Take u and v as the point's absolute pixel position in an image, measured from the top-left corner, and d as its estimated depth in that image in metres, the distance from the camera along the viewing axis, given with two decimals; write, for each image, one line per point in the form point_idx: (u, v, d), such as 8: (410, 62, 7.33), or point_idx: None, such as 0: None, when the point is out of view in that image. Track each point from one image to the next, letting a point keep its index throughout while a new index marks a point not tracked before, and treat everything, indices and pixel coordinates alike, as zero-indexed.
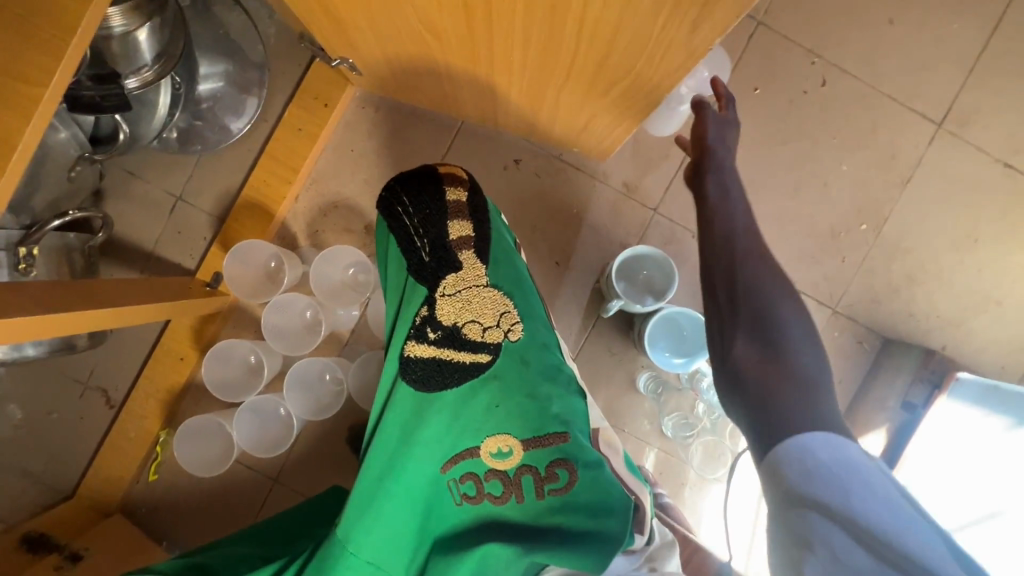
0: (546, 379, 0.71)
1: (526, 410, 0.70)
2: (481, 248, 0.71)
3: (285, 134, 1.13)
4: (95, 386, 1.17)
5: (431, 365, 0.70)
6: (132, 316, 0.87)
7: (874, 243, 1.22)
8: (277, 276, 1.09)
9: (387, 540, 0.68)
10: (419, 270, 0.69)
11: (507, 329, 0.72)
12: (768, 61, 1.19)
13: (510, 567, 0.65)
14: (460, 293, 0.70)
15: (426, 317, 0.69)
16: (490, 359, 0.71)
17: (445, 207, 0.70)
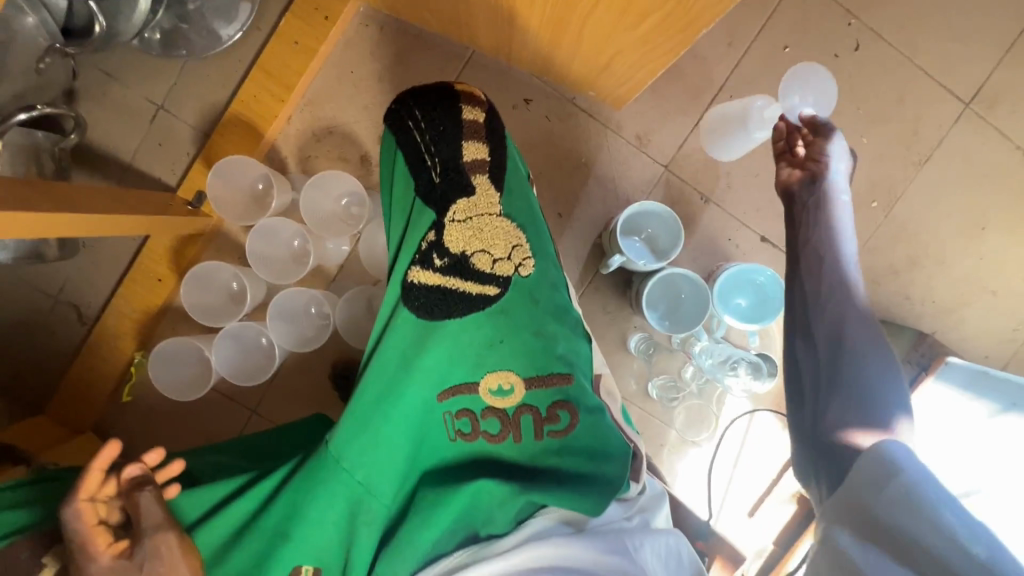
0: (554, 318, 0.67)
1: (531, 349, 0.66)
2: (496, 174, 0.66)
3: (282, 47, 1.04)
4: (67, 301, 1.12)
5: (435, 293, 0.64)
6: (108, 223, 0.81)
7: (882, 222, 1.19)
8: (263, 199, 1.02)
9: (379, 466, 0.63)
10: (428, 193, 0.64)
11: (519, 263, 0.66)
12: (802, 18, 1.12)
13: (505, 506, 0.63)
14: (471, 220, 0.64)
15: (433, 242, 0.64)
16: (500, 292, 0.66)
17: (460, 126, 0.64)
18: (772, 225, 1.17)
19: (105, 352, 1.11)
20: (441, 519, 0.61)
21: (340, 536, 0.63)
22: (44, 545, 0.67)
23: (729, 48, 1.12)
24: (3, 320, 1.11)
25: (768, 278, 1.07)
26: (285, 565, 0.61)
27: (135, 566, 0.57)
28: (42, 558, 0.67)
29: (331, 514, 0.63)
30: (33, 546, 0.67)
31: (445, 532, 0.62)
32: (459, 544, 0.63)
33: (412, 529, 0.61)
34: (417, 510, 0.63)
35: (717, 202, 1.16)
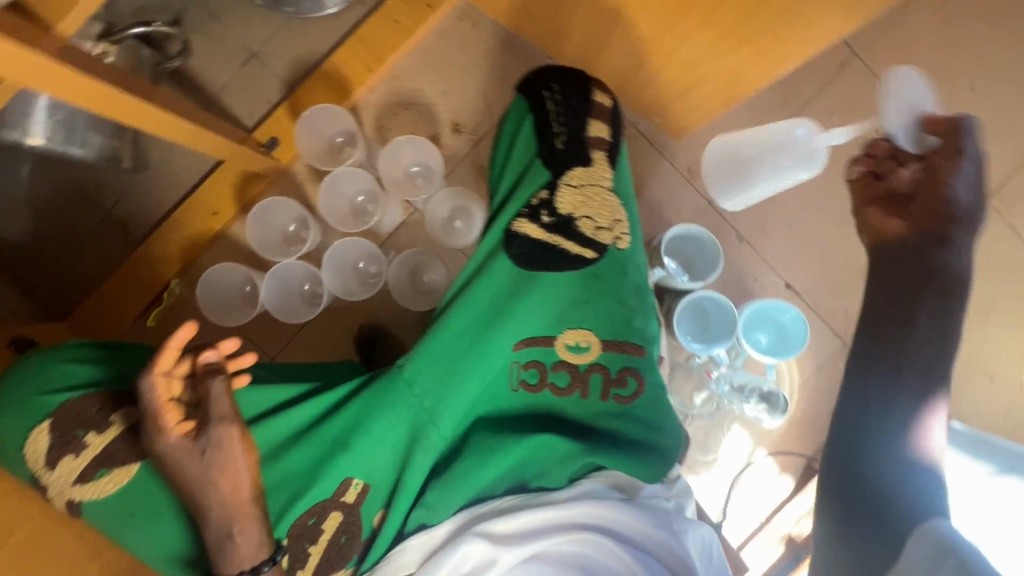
0: (638, 293, 0.69)
1: (613, 314, 0.69)
2: (612, 153, 0.71)
3: (382, 23, 1.12)
4: (117, 217, 1.15)
5: (536, 247, 0.68)
6: (190, 138, 0.86)
7: None
8: (338, 152, 1.09)
9: (449, 396, 0.67)
10: (549, 156, 0.69)
11: (618, 237, 0.70)
12: (852, 93, 1.23)
13: (563, 460, 0.65)
14: (583, 187, 0.68)
15: (544, 200, 0.69)
16: (596, 257, 0.69)
17: (591, 105, 0.70)
18: (797, 274, 1.24)
19: (143, 272, 1.13)
20: (497, 463, 0.64)
21: (396, 457, 0.67)
22: (113, 404, 0.73)
23: (783, 106, 1.22)
24: (52, 223, 1.14)
25: (789, 318, 1.13)
26: (338, 475, 0.65)
27: (197, 449, 0.58)
28: (109, 416, 0.72)
29: (392, 434, 0.67)
30: (103, 403, 0.73)
31: (498, 475, 0.64)
32: (509, 490, 0.65)
33: (467, 465, 0.64)
34: (474, 447, 0.65)
35: (751, 243, 1.24)
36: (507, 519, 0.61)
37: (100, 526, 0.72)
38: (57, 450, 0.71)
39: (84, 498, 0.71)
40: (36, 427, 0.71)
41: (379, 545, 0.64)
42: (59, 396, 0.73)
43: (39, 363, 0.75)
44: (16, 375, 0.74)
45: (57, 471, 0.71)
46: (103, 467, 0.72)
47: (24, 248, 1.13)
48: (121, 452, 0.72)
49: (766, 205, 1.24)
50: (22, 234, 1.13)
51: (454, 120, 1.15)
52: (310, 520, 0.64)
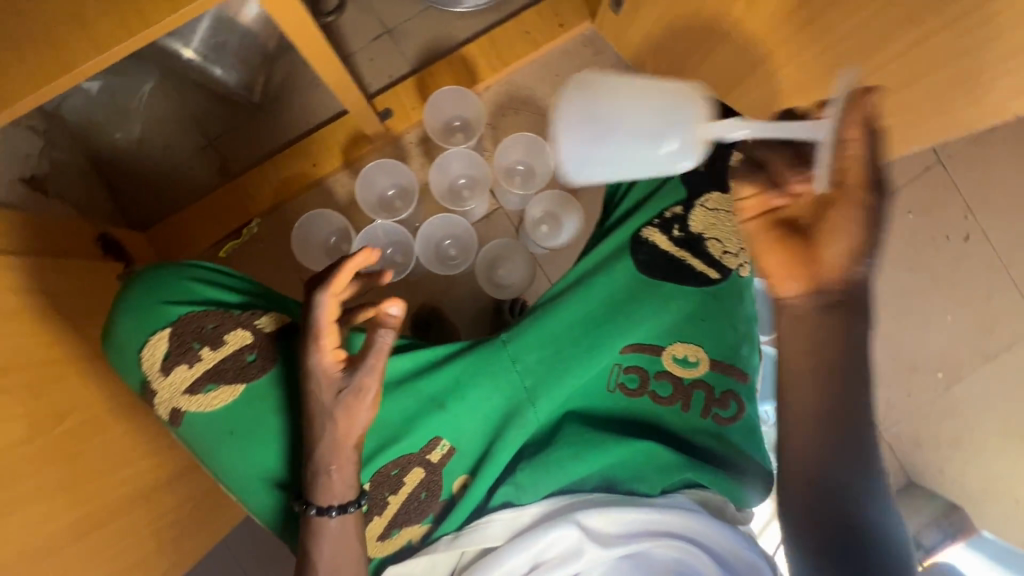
0: (750, 322, 0.74)
1: (724, 335, 0.73)
2: None
3: (514, 30, 1.19)
4: (218, 149, 1.19)
5: (661, 256, 0.74)
6: (337, 82, 0.93)
7: (940, 394, 1.28)
8: (451, 134, 1.15)
9: (551, 381, 0.72)
10: (690, 174, 0.74)
11: (742, 265, 0.75)
12: (929, 196, 1.28)
13: (664, 471, 0.68)
14: (718, 211, 0.73)
15: (677, 215, 0.74)
16: (719, 278, 0.74)
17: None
18: None
19: (230, 204, 1.16)
20: (584, 461, 0.68)
21: (486, 429, 0.73)
22: (228, 324, 0.75)
23: None
24: (157, 139, 1.18)
25: None
26: (429, 433, 0.72)
27: (336, 385, 0.64)
28: (224, 334, 0.74)
29: (489, 406, 0.73)
30: (218, 321, 0.75)
31: (587, 471, 0.69)
32: (596, 488, 0.68)
33: (557, 455, 0.69)
34: (566, 439, 0.69)
35: None
36: (602, 513, 0.63)
37: (198, 438, 0.75)
38: (173, 358, 0.73)
39: (190, 408, 0.74)
40: (156, 334, 0.73)
41: (457, 512, 0.69)
42: (180, 308, 0.74)
43: (160, 274, 0.77)
44: (139, 282, 0.77)
45: (169, 379, 0.73)
46: (212, 382, 0.74)
47: (125, 155, 1.17)
48: (231, 370, 0.74)
49: None
50: (126, 142, 1.17)
51: None
52: (393, 471, 0.71)
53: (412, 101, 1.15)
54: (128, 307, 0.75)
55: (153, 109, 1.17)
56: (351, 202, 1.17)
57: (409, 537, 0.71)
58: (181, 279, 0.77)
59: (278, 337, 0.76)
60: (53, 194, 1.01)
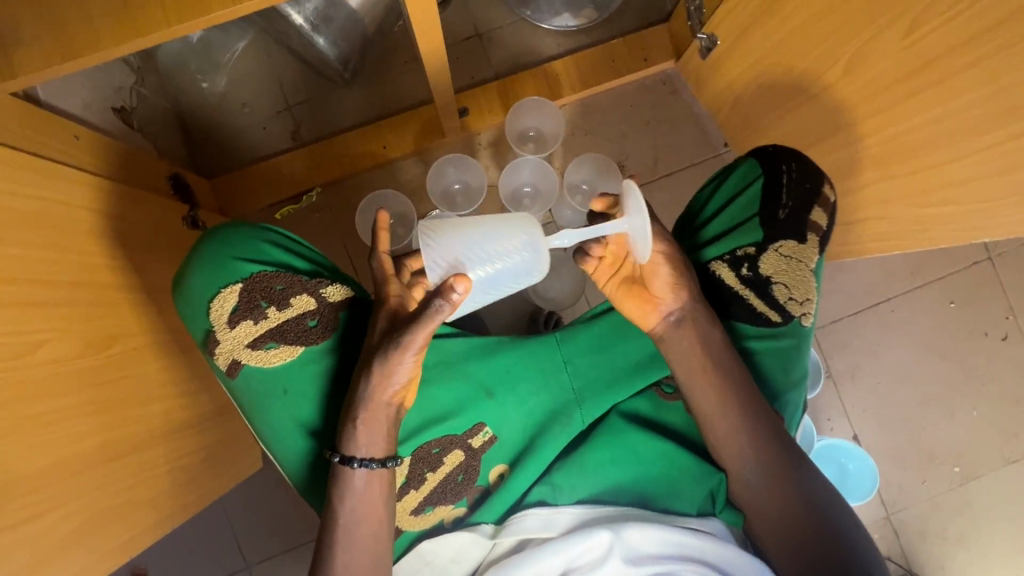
0: (799, 366, 0.78)
1: (772, 374, 0.78)
2: (824, 239, 0.78)
3: (601, 55, 1.22)
4: (294, 114, 1.22)
5: (727, 291, 0.79)
6: (434, 73, 0.95)
7: (955, 488, 1.24)
8: (524, 142, 1.18)
9: (596, 387, 0.77)
10: (769, 221, 0.77)
11: (804, 313, 0.78)
12: (977, 290, 1.27)
13: (693, 486, 0.72)
14: (789, 257, 0.77)
15: (749, 254, 0.78)
16: (779, 320, 0.78)
17: (820, 195, 0.78)
18: (867, 428, 1.26)
19: (294, 170, 1.18)
20: (620, 474, 0.73)
21: (529, 423, 0.77)
22: (296, 288, 0.77)
23: (910, 275, 1.28)
24: (239, 94, 1.22)
25: (859, 467, 1.19)
26: (475, 419, 0.75)
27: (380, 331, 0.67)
28: (290, 298, 0.76)
29: (535, 401, 0.77)
30: (287, 283, 0.76)
31: (623, 485, 0.73)
32: (631, 503, 0.72)
33: (594, 462, 0.74)
34: (605, 444, 0.74)
35: (835, 381, 1.27)
36: (642, 529, 0.67)
37: (251, 393, 0.76)
38: (240, 313, 0.75)
39: (250, 362, 0.75)
40: (228, 287, 0.75)
41: (497, 504, 0.74)
42: (253, 265, 0.76)
43: (235, 229, 0.78)
44: (215, 233, 0.78)
45: (233, 332, 0.75)
46: (274, 341, 0.76)
47: (207, 103, 1.21)
48: (293, 332, 0.76)
49: (862, 355, 1.28)
50: (211, 92, 1.21)
51: (621, 161, 1.23)
52: (434, 449, 0.74)
53: (490, 103, 1.18)
54: (201, 257, 0.76)
55: (243, 66, 1.21)
56: (411, 189, 1.20)
57: (441, 516, 0.75)
58: (253, 237, 0.78)
59: (340, 308, 0.78)
60: (136, 127, 1.04)
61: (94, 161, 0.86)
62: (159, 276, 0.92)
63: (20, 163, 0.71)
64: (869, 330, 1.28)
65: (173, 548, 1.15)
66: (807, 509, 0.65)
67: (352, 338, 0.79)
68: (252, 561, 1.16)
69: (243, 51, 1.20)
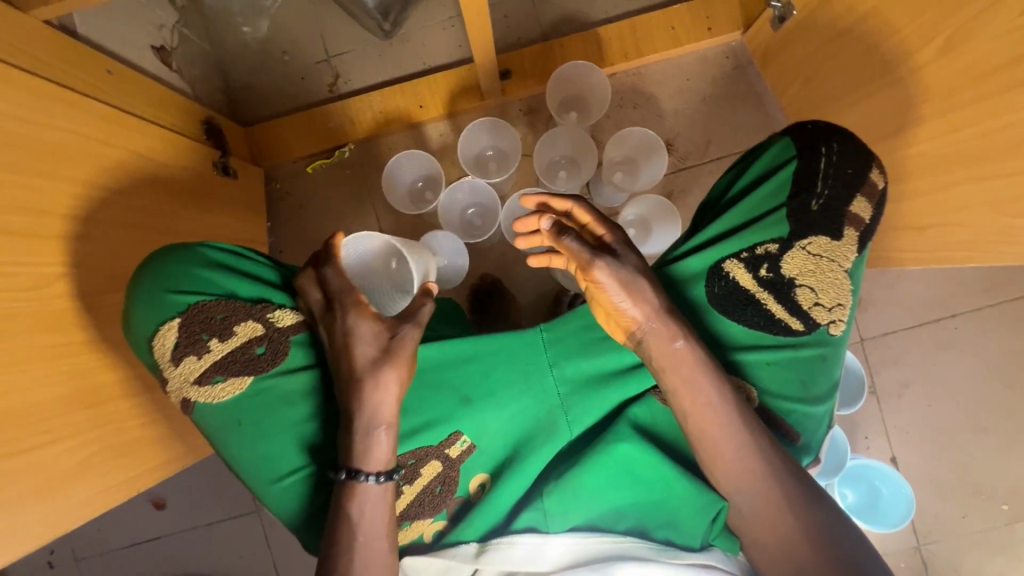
0: (820, 378, 0.70)
1: (788, 387, 0.69)
2: (864, 236, 0.68)
3: (660, 20, 1.12)
4: (333, 66, 1.18)
5: (741, 294, 0.70)
6: (476, 30, 0.89)
7: (1000, 527, 1.14)
8: (565, 109, 1.10)
9: (584, 396, 0.71)
10: (799, 214, 0.68)
11: (833, 320, 0.70)
12: None
13: (694, 516, 0.65)
14: (819, 257, 0.68)
15: (771, 253, 0.69)
16: (800, 329, 0.69)
17: (863, 183, 0.68)
18: (907, 452, 1.16)
19: (327, 125, 1.15)
20: (618, 495, 0.67)
21: (510, 432, 0.72)
22: (239, 315, 0.72)
23: (983, 292, 1.15)
24: (280, 41, 1.18)
25: (892, 491, 1.10)
26: (451, 428, 0.71)
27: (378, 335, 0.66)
28: (234, 326, 0.72)
29: (513, 408, 0.71)
30: (227, 312, 0.72)
31: (621, 508, 0.66)
32: (630, 530, 0.65)
33: (588, 486, 0.66)
34: (601, 464, 0.66)
35: (879, 398, 1.17)
36: (641, 565, 0.61)
37: (211, 428, 0.72)
38: (182, 349, 0.70)
39: (199, 400, 0.71)
40: (165, 324, 0.70)
41: (479, 520, 0.68)
42: (191, 295, 0.71)
43: (165, 259, 0.72)
44: (145, 267, 0.72)
45: (179, 369, 0.71)
46: (221, 374, 0.71)
47: (246, 49, 1.19)
48: (238, 362, 0.72)
49: (913, 373, 1.17)
50: (251, 38, 1.18)
51: (669, 139, 1.14)
52: (409, 461, 0.70)
53: (534, 67, 1.11)
54: (136, 292, 0.71)
55: (286, 12, 1.18)
56: (443, 153, 1.16)
57: (420, 531, 0.71)
58: (186, 266, 0.72)
59: (288, 332, 0.74)
60: (175, 68, 1.03)
61: (121, 96, 0.85)
62: (184, 221, 0.91)
63: (37, 90, 0.69)
64: (924, 348, 1.17)
65: (188, 484, 1.20)
66: (811, 535, 0.59)
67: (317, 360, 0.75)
68: (261, 507, 1.19)
69: None
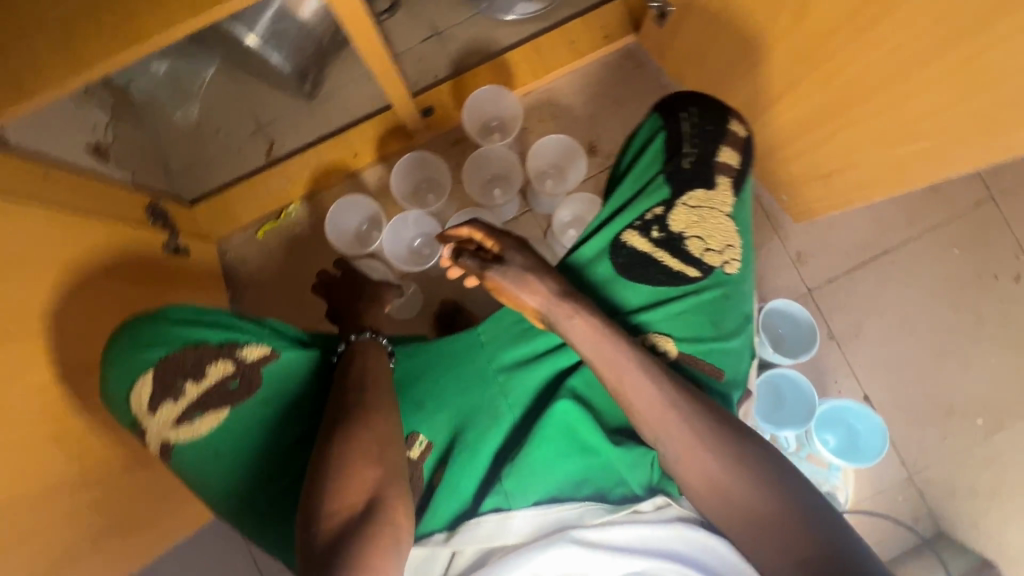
0: (731, 316, 0.75)
1: (700, 329, 0.74)
2: (737, 181, 0.74)
3: (558, 38, 1.21)
4: (267, 134, 1.24)
5: (640, 258, 0.74)
6: (384, 75, 0.95)
7: (980, 441, 1.18)
8: (490, 133, 1.17)
9: (521, 377, 0.74)
10: (673, 174, 0.73)
11: (726, 261, 0.75)
12: (979, 234, 1.22)
13: (634, 470, 0.67)
14: (700, 209, 0.73)
15: (657, 216, 0.73)
16: (698, 275, 0.75)
17: (726, 134, 0.74)
18: (878, 387, 1.21)
19: (270, 188, 1.21)
20: (568, 464, 0.68)
21: (459, 424, 0.73)
22: (208, 357, 0.73)
23: (908, 224, 1.23)
24: (213, 121, 1.25)
25: (868, 426, 1.14)
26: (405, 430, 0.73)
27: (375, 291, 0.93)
28: (206, 367, 0.73)
29: (463, 400, 0.74)
30: (198, 355, 0.73)
31: (573, 478, 0.67)
32: (589, 497, 0.67)
33: (540, 459, 0.67)
34: (546, 436, 0.68)
35: (839, 342, 1.23)
36: (598, 528, 0.61)
37: (189, 469, 0.74)
38: (159, 396, 0.72)
39: (181, 440, 0.73)
40: (141, 378, 0.72)
41: (442, 507, 0.68)
42: (161, 347, 0.72)
43: (137, 320, 0.74)
44: (121, 329, 0.74)
45: (158, 415, 0.73)
46: (199, 411, 0.73)
47: (181, 134, 1.25)
48: (216, 398, 0.74)
49: (863, 312, 1.23)
50: (184, 123, 1.25)
51: (592, 141, 1.22)
52: None
53: (454, 100, 1.19)
54: (112, 354, 0.73)
55: (213, 94, 1.25)
56: (383, 193, 1.22)
57: None
58: (154, 320, 0.74)
59: (259, 365, 0.75)
60: (114, 163, 1.08)
61: (59, 198, 0.87)
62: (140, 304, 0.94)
63: None
64: (867, 287, 1.23)
65: None
66: (748, 466, 0.58)
67: (284, 386, 0.76)
68: None
69: (211, 79, 1.24)
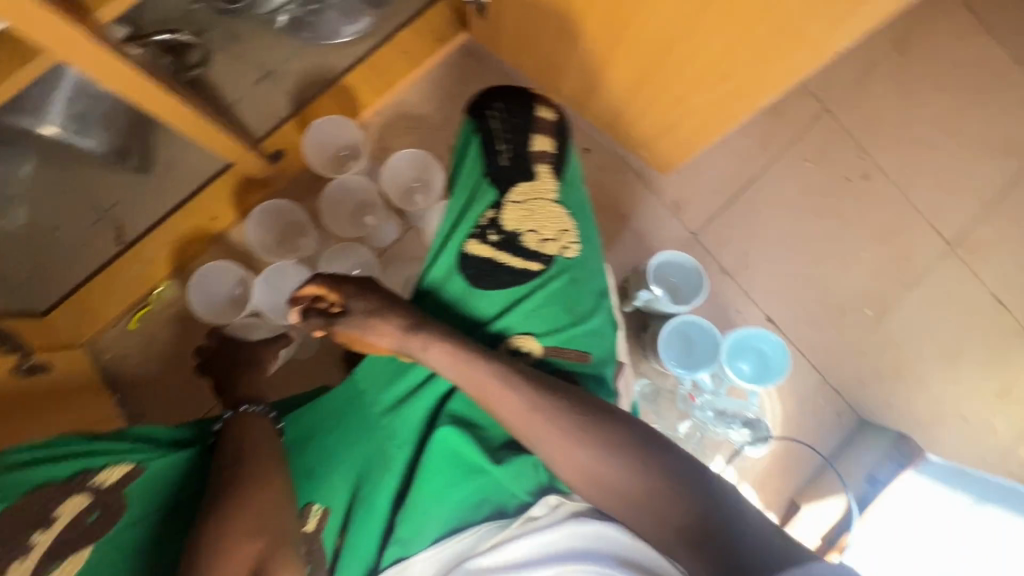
0: (582, 299, 0.79)
1: (557, 320, 0.78)
2: (556, 165, 0.78)
3: (392, 50, 1.19)
4: (111, 219, 1.13)
5: (485, 265, 0.76)
6: (195, 128, 0.91)
7: (873, 329, 1.28)
8: (344, 162, 1.18)
9: (403, 416, 0.75)
10: (495, 173, 0.76)
11: (564, 247, 0.78)
12: (825, 144, 1.31)
13: (522, 480, 0.71)
14: (526, 203, 0.76)
15: (490, 219, 0.75)
16: (544, 267, 0.77)
17: (533, 123, 0.78)
18: (777, 306, 1.28)
19: (127, 277, 1.11)
20: (460, 490, 0.71)
21: (353, 478, 0.72)
22: (59, 496, 0.65)
23: (764, 150, 1.31)
24: None
25: (772, 345, 1.19)
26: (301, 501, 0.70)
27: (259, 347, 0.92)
28: (56, 508, 0.65)
29: (352, 454, 0.73)
30: (44, 497, 0.64)
31: (467, 503, 0.71)
32: (486, 517, 0.70)
33: (431, 494, 0.70)
34: (433, 471, 0.71)
35: (733, 275, 1.29)
36: (493, 550, 0.65)
37: None
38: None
39: None
40: None
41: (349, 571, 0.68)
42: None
43: None
44: None
45: None
46: (55, 560, 0.64)
47: None
48: (76, 538, 0.65)
49: (746, 241, 1.30)
50: None
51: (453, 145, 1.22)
52: None
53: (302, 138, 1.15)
54: None
55: None
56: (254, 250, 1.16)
57: None
58: None
59: (123, 485, 0.68)
60: None
61: None
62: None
63: None
64: (743, 217, 1.30)
65: None
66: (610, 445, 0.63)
67: (161, 496, 0.71)
68: None
69: None
